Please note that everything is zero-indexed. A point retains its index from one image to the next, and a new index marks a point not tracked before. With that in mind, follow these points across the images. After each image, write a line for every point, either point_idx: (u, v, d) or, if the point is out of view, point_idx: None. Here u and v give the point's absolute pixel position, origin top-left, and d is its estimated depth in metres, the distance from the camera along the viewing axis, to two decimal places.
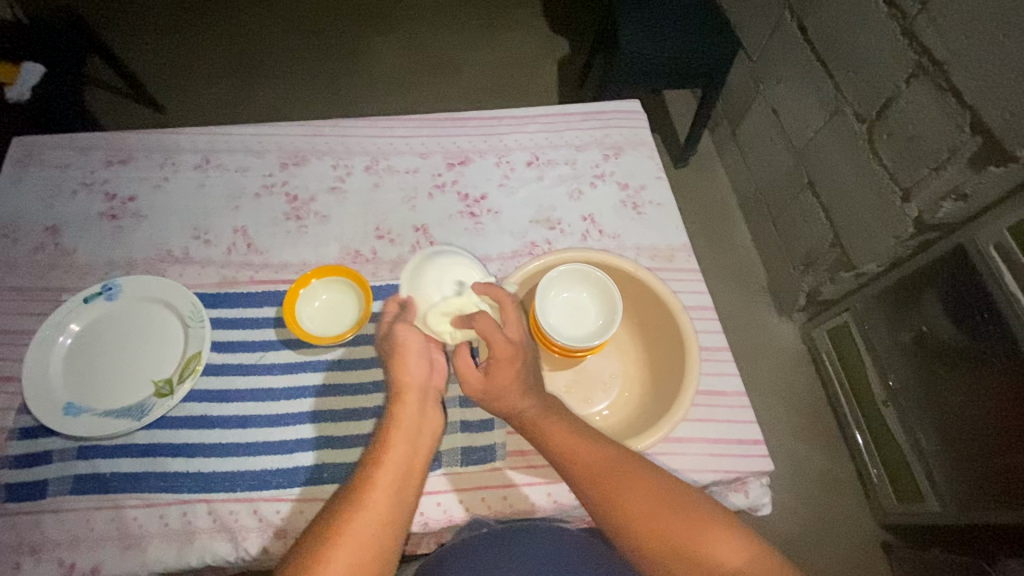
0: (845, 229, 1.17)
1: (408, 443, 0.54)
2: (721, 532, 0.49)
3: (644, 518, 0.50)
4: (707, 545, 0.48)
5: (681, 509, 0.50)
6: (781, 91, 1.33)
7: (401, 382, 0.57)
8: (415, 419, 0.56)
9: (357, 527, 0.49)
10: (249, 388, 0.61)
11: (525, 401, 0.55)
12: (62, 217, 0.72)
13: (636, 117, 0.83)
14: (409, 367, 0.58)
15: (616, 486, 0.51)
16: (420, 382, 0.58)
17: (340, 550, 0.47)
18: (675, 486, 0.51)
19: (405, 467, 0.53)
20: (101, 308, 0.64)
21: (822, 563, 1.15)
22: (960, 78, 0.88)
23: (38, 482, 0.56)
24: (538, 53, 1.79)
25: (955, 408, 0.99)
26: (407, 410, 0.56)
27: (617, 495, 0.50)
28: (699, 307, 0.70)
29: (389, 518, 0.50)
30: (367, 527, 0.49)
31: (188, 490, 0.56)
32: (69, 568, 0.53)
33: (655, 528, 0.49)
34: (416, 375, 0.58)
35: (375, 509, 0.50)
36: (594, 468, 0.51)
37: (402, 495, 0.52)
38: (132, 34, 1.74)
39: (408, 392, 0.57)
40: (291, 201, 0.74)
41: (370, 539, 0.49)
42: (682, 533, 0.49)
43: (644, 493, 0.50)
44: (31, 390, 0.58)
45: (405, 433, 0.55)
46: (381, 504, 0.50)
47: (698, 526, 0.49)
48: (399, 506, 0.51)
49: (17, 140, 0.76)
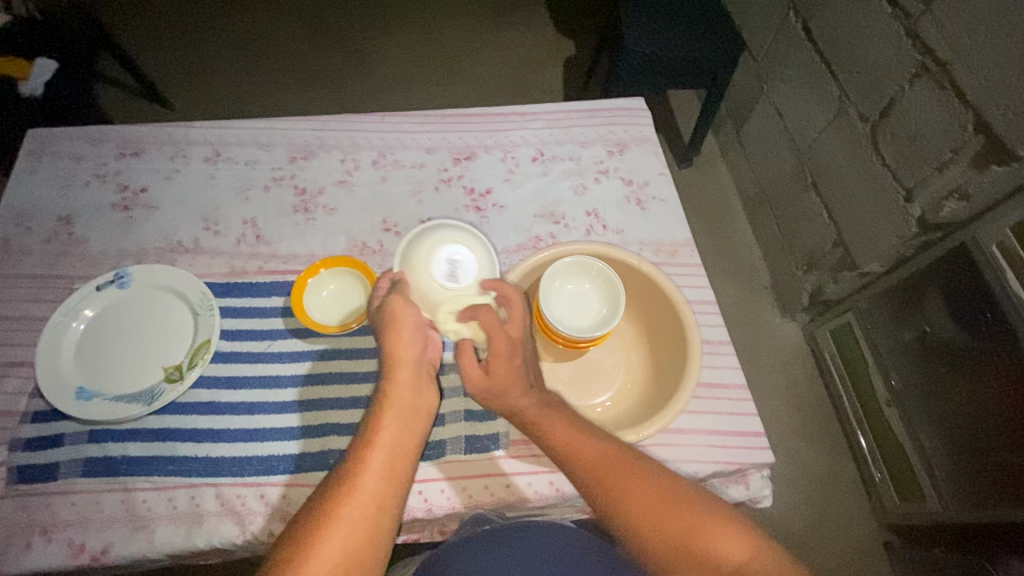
0: (848, 229, 1.18)
1: (398, 425, 0.54)
2: (726, 527, 0.48)
3: (649, 512, 0.50)
4: (713, 540, 0.47)
5: (687, 504, 0.50)
6: (785, 92, 1.33)
7: (393, 364, 0.57)
8: (406, 401, 0.56)
9: (348, 509, 0.49)
10: (257, 375, 0.62)
11: (525, 400, 0.57)
12: (75, 207, 0.73)
13: (640, 114, 0.84)
14: (404, 342, 0.58)
15: (612, 481, 0.51)
16: (411, 361, 0.58)
17: (332, 532, 0.47)
18: (680, 482, 0.52)
19: (396, 450, 0.53)
20: (113, 295, 0.65)
21: (822, 562, 1.15)
22: (964, 78, 0.88)
23: (49, 465, 0.57)
24: (544, 54, 1.80)
25: (957, 407, 1.00)
26: (398, 392, 0.56)
27: (616, 489, 0.51)
28: (701, 301, 0.71)
29: (381, 502, 0.50)
30: (358, 509, 0.49)
31: (197, 475, 0.57)
32: (78, 549, 0.54)
33: (659, 522, 0.49)
34: (410, 350, 0.58)
35: (366, 491, 0.50)
36: (593, 463, 0.52)
37: (393, 477, 0.52)
38: (142, 33, 1.76)
39: (400, 376, 0.57)
40: (300, 193, 0.75)
41: (362, 521, 0.49)
42: (687, 527, 0.48)
43: (644, 486, 0.51)
44: (44, 374, 0.59)
45: (396, 416, 0.55)
46: (372, 486, 0.50)
47: (702, 521, 0.48)
48: (390, 490, 0.51)
49: (31, 132, 0.77)
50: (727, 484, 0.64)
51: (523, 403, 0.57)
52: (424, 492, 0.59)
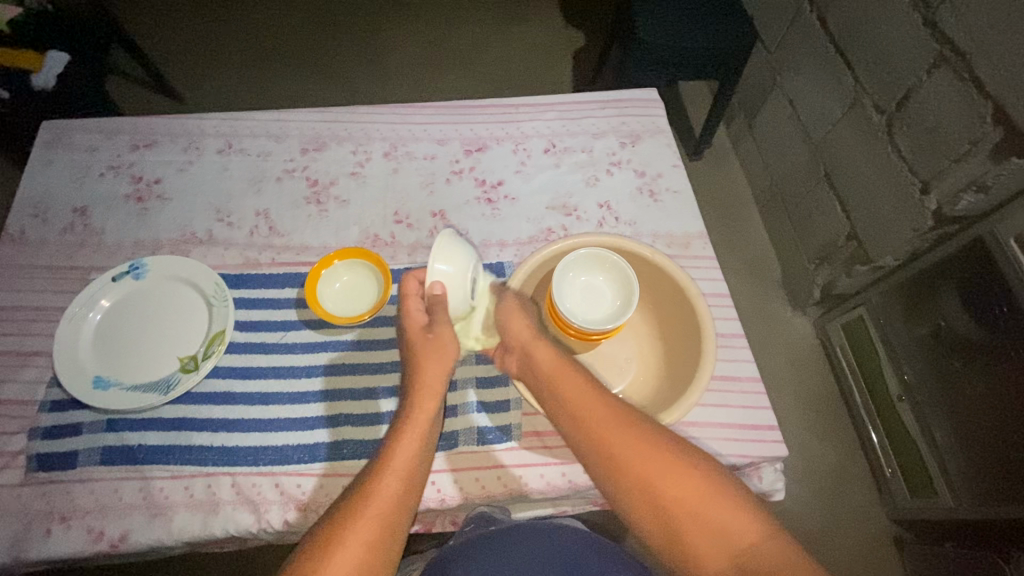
0: (862, 222, 1.17)
1: (415, 453, 0.54)
2: (740, 505, 0.48)
3: (661, 480, 0.50)
4: (729, 519, 0.48)
5: (699, 475, 0.50)
6: (799, 84, 1.32)
7: (420, 393, 0.57)
8: (424, 429, 0.55)
9: (361, 528, 0.49)
10: (271, 364, 0.63)
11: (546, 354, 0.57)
12: (90, 198, 0.73)
13: (654, 105, 0.83)
14: (431, 370, 0.58)
15: (628, 457, 0.51)
16: (436, 391, 0.57)
17: (344, 548, 0.48)
18: (696, 452, 0.52)
19: (411, 478, 0.53)
20: (128, 286, 0.66)
21: (831, 557, 1.15)
22: (983, 68, 0.86)
23: (68, 453, 0.58)
24: (554, 44, 1.78)
25: (972, 402, 0.98)
26: (419, 419, 0.55)
27: (631, 462, 0.51)
28: (715, 294, 0.70)
29: (391, 521, 0.50)
30: (371, 533, 0.49)
31: (212, 464, 0.58)
32: (97, 536, 0.55)
33: (671, 497, 0.49)
34: (437, 379, 0.58)
35: (380, 511, 0.50)
36: (605, 434, 0.52)
37: (403, 505, 0.51)
38: (151, 24, 1.77)
39: (426, 405, 0.56)
40: (312, 185, 0.75)
41: (370, 547, 0.48)
42: (698, 499, 0.49)
43: (656, 455, 0.50)
44: (62, 364, 0.60)
45: (415, 444, 0.54)
46: (384, 507, 0.50)
47: (715, 498, 0.49)
48: (400, 510, 0.51)
49: (45, 124, 0.78)
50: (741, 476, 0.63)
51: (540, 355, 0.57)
52: (438, 483, 0.59)
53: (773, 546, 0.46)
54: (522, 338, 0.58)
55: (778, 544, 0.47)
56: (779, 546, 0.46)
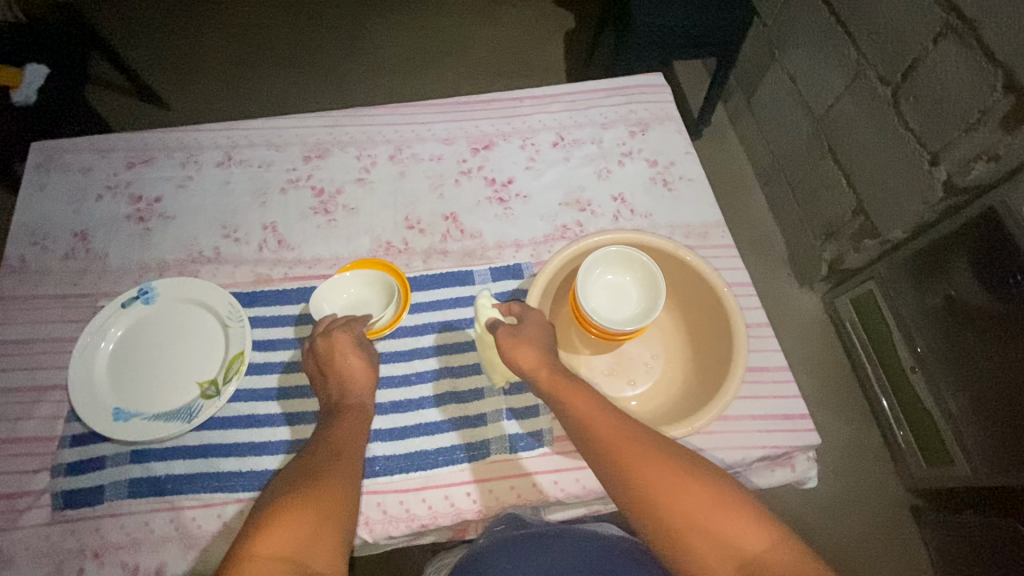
0: (869, 196, 1.16)
1: (351, 440, 0.53)
2: (743, 513, 0.46)
3: (657, 484, 0.48)
4: (726, 526, 0.46)
5: (693, 479, 0.48)
6: (798, 57, 1.30)
7: (350, 383, 0.57)
8: (353, 419, 0.55)
9: (306, 507, 0.47)
10: (294, 385, 0.61)
11: (538, 363, 0.55)
12: (90, 221, 0.71)
13: (662, 90, 0.81)
14: (355, 361, 0.57)
15: (633, 461, 0.49)
16: (364, 382, 0.57)
17: (286, 527, 0.45)
18: (696, 458, 0.50)
19: (351, 461, 0.52)
20: (139, 311, 0.64)
21: (849, 530, 1.16)
22: (992, 35, 0.85)
23: (95, 488, 0.56)
24: (545, 28, 1.74)
25: (988, 371, 0.98)
26: (353, 410, 0.55)
27: (631, 465, 0.49)
28: (739, 283, 0.69)
29: (337, 502, 0.48)
30: (317, 511, 0.47)
31: (243, 489, 0.57)
32: (133, 571, 0.54)
33: (673, 498, 0.47)
34: (361, 369, 0.57)
35: (326, 495, 0.48)
36: (610, 436, 0.50)
37: (349, 488, 0.50)
38: (124, 30, 1.70)
39: (357, 398, 0.56)
40: (318, 194, 0.73)
41: (316, 523, 0.46)
42: (698, 508, 0.47)
43: (657, 462, 0.49)
44: (78, 398, 0.58)
45: (349, 432, 0.54)
46: (329, 489, 0.49)
47: (721, 504, 0.47)
48: (343, 495, 0.49)
49: (35, 145, 0.75)
50: (773, 468, 0.64)
51: (541, 364, 0.55)
52: (473, 494, 0.58)
53: (778, 556, 0.45)
54: (528, 364, 0.55)
55: (783, 560, 0.45)
56: (785, 561, 0.45)
